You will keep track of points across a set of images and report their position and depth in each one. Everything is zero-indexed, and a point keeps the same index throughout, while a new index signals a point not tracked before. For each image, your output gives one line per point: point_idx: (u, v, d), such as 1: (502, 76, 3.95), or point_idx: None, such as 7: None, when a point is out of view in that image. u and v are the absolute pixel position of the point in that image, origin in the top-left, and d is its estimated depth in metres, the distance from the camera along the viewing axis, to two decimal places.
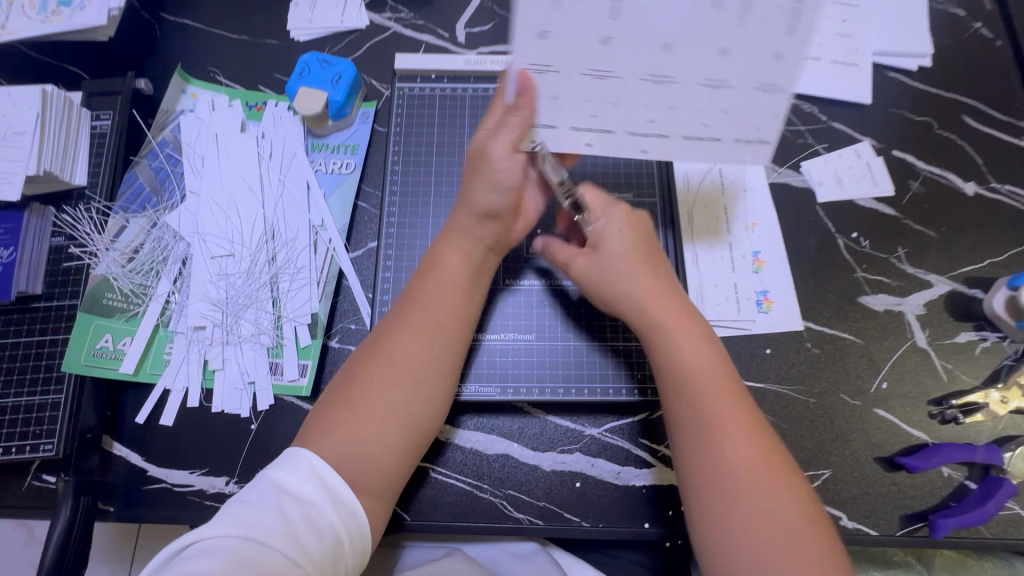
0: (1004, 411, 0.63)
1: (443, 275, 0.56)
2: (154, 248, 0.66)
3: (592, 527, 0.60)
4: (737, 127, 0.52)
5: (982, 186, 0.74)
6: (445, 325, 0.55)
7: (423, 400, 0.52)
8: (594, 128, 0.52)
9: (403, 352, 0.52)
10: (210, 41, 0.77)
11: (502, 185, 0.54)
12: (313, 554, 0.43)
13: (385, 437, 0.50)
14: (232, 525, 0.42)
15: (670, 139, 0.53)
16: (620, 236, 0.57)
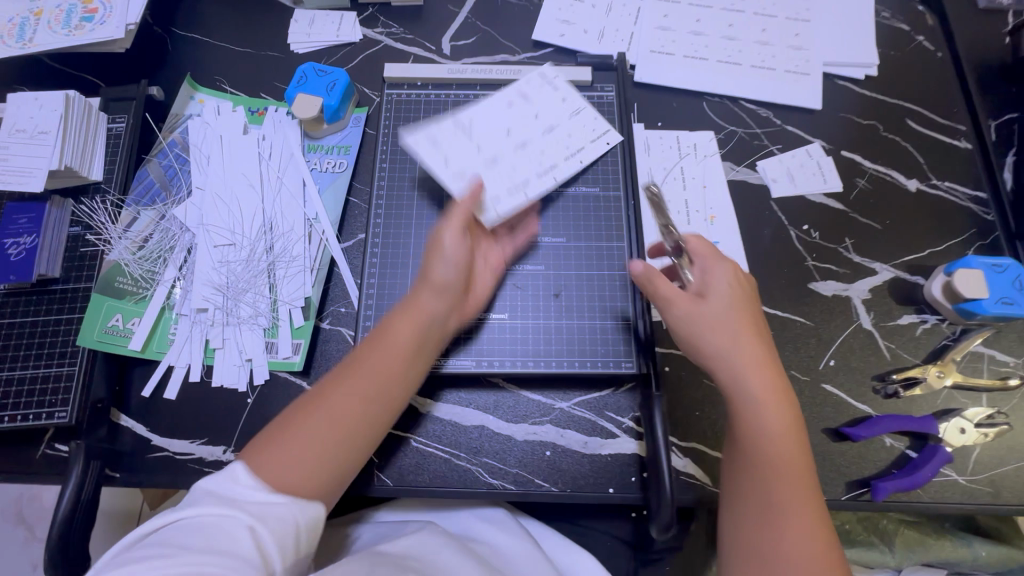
0: (940, 385, 0.68)
1: (395, 344, 0.58)
2: (162, 238, 0.72)
3: (561, 492, 0.65)
4: (582, 131, 0.75)
5: (924, 183, 0.80)
6: (384, 390, 0.57)
7: (351, 451, 0.54)
8: (521, 185, 0.70)
9: (337, 406, 0.54)
10: (217, 52, 0.85)
11: (452, 267, 0.61)
12: (249, 508, 0.47)
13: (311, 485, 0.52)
14: (168, 511, 0.46)
15: (561, 164, 0.73)
16: (727, 294, 0.60)
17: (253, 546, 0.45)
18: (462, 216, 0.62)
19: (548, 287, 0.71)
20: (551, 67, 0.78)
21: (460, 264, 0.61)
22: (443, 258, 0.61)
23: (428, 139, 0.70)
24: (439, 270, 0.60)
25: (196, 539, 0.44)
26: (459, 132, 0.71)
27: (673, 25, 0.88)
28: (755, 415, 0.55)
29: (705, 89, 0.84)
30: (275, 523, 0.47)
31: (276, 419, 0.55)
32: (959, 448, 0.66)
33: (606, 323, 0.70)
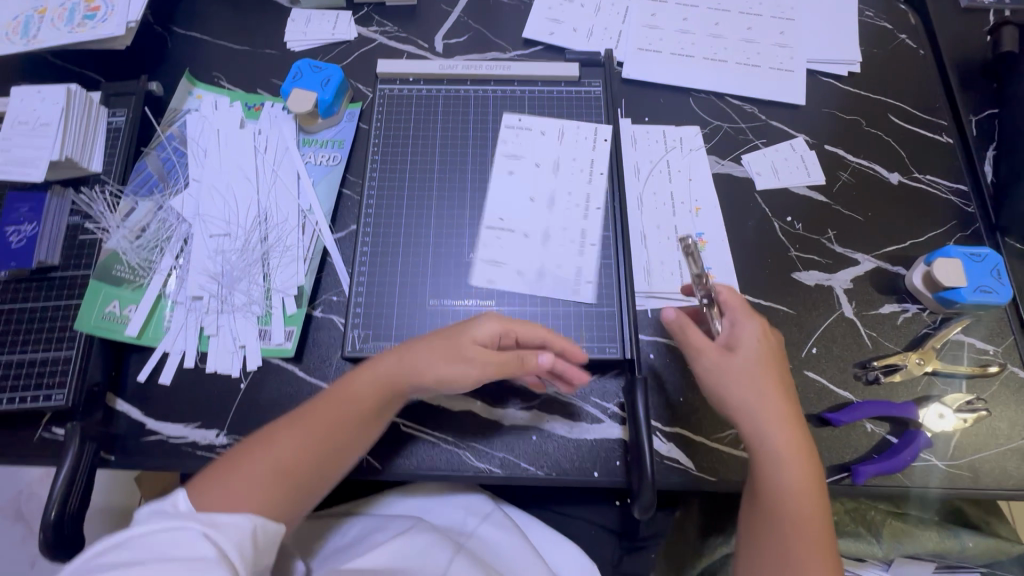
0: (920, 372, 0.70)
1: (351, 403, 0.59)
2: (159, 227, 0.74)
3: (546, 476, 0.66)
4: (575, 144, 0.79)
5: (905, 176, 0.82)
6: (329, 453, 0.58)
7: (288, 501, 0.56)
8: (587, 231, 0.75)
9: (281, 453, 0.56)
10: (216, 50, 0.87)
11: (459, 356, 0.59)
12: (198, 519, 0.48)
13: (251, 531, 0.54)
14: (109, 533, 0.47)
15: (596, 186, 0.77)
16: (753, 347, 0.61)
17: (212, 548, 0.46)
18: (510, 361, 0.59)
19: (536, 275, 0.73)
20: (509, 111, 0.82)
21: (464, 381, 0.59)
22: (436, 351, 0.60)
23: (484, 259, 0.73)
24: (429, 356, 0.60)
25: (146, 548, 0.44)
26: (502, 231, 0.75)
27: (660, 24, 0.90)
28: (772, 466, 0.57)
29: (692, 85, 0.86)
30: (228, 529, 0.49)
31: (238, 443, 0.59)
32: (939, 433, 0.67)
33: (592, 310, 0.71)
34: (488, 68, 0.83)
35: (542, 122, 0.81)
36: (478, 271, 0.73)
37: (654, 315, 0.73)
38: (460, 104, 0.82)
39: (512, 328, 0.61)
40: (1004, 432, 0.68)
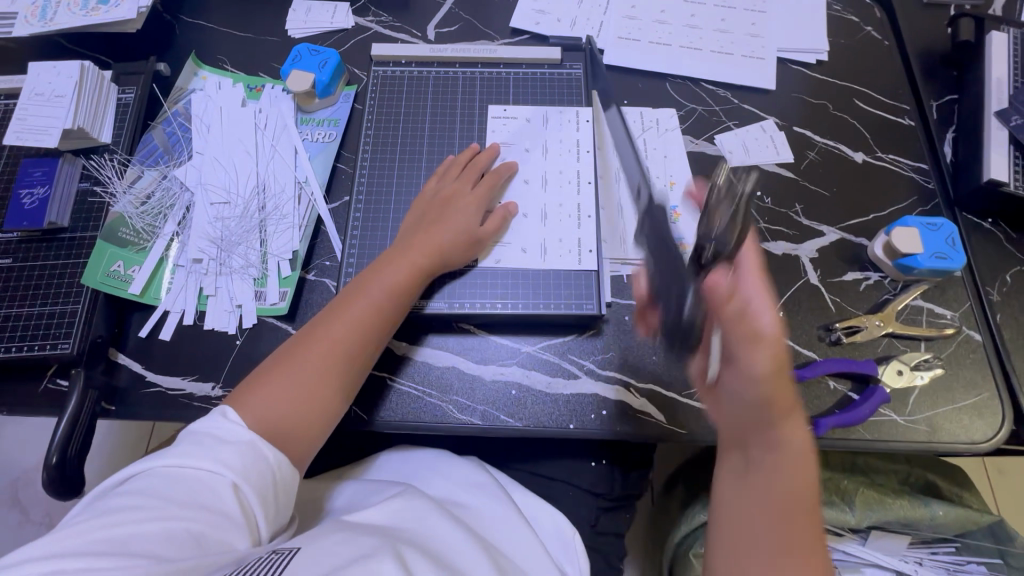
0: (880, 333, 0.73)
1: (365, 288, 0.67)
2: (164, 195, 0.78)
3: (525, 426, 0.70)
4: (562, 128, 0.84)
5: (869, 155, 0.86)
6: (356, 334, 0.65)
7: (327, 383, 0.62)
8: (581, 204, 0.79)
9: (314, 347, 0.63)
10: (221, 36, 0.93)
11: (454, 222, 0.72)
12: (232, 464, 0.52)
13: (305, 419, 0.60)
14: (157, 457, 0.52)
15: (585, 165, 0.81)
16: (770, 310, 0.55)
17: (236, 505, 0.50)
18: (495, 219, 0.75)
19: (518, 241, 0.77)
20: (493, 101, 0.86)
21: (462, 240, 0.72)
22: (452, 226, 0.72)
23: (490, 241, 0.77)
24: (442, 234, 0.71)
25: (179, 490, 0.49)
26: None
27: (640, 15, 0.95)
28: (778, 465, 0.54)
29: (668, 71, 0.91)
30: (255, 480, 0.52)
31: (272, 353, 0.64)
32: (898, 390, 0.71)
33: (571, 274, 0.75)
34: (475, 52, 0.88)
35: (522, 108, 0.85)
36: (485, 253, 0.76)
37: (630, 281, 0.77)
38: (449, 85, 0.87)
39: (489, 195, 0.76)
40: (958, 390, 0.72)
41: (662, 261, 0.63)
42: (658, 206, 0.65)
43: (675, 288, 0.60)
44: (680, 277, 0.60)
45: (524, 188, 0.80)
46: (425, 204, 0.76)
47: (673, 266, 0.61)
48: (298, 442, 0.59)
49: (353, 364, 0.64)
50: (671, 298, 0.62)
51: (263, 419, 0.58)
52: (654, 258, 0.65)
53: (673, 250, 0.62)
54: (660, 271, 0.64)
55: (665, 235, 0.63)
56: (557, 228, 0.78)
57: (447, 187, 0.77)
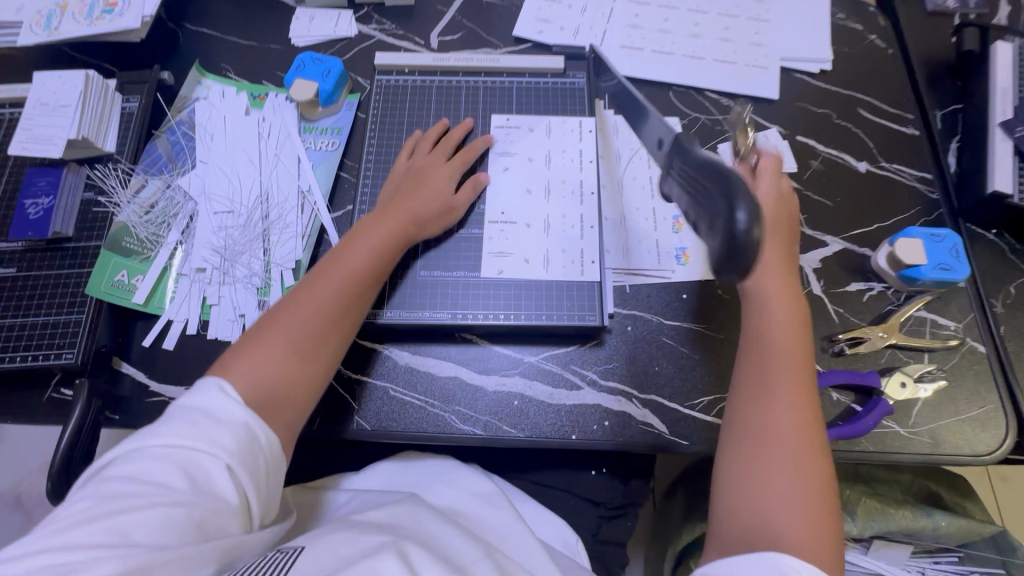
0: (883, 345, 0.73)
1: (350, 250, 0.68)
2: (168, 205, 0.78)
3: (527, 437, 0.70)
4: (566, 136, 0.84)
5: (873, 165, 0.86)
6: (345, 296, 0.65)
7: (321, 344, 0.63)
8: (582, 213, 0.79)
9: (301, 309, 0.63)
10: (225, 45, 0.93)
11: (433, 192, 0.74)
12: (227, 447, 0.51)
13: (298, 381, 0.60)
14: (150, 436, 0.51)
15: (587, 174, 0.81)
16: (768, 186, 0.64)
17: (233, 490, 0.50)
18: (468, 190, 0.77)
19: (521, 251, 0.77)
20: (496, 110, 0.86)
21: (442, 210, 0.75)
22: (428, 195, 0.74)
23: (491, 252, 0.77)
24: (422, 200, 0.73)
25: (176, 473, 0.49)
26: (505, 224, 0.78)
27: (643, 23, 0.95)
28: (762, 317, 0.61)
29: (671, 80, 0.91)
30: (250, 464, 0.52)
31: (256, 321, 0.64)
32: (902, 401, 0.71)
33: (573, 284, 0.75)
34: (478, 61, 0.88)
35: (527, 115, 0.85)
36: (486, 264, 0.76)
37: (632, 291, 0.77)
38: (452, 94, 0.87)
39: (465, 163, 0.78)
40: (962, 402, 0.71)
41: (695, 183, 0.47)
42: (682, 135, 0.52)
43: (716, 200, 0.43)
44: (720, 187, 0.43)
45: (527, 198, 0.80)
46: (401, 176, 0.77)
47: (701, 183, 0.46)
48: (292, 406, 0.60)
49: (340, 328, 0.65)
50: (714, 214, 0.44)
51: (256, 383, 0.58)
52: (685, 183, 0.49)
53: (707, 163, 0.46)
54: (696, 193, 0.47)
55: (700, 157, 0.47)
56: (559, 237, 0.77)
57: (421, 160, 0.78)
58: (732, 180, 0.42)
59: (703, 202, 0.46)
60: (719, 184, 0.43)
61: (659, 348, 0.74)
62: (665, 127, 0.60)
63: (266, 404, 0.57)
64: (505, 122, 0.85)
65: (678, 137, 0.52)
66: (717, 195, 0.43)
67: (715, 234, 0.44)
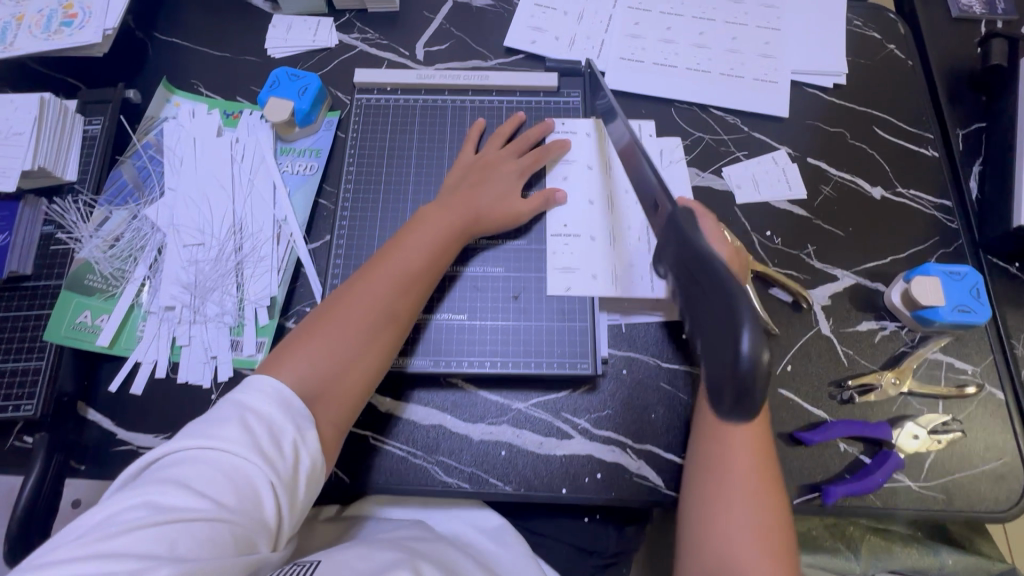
0: (895, 392, 0.69)
1: (406, 248, 0.67)
2: (133, 237, 0.74)
3: (514, 491, 0.66)
4: (580, 144, 0.80)
5: (889, 191, 0.80)
6: (402, 297, 0.65)
7: (372, 346, 0.63)
8: (590, 228, 0.75)
9: (359, 308, 0.63)
10: (196, 56, 0.87)
11: (494, 192, 0.73)
12: (276, 465, 0.52)
13: (350, 381, 0.61)
14: (204, 439, 0.51)
15: (589, 185, 0.77)
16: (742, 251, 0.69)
17: (274, 510, 0.51)
18: (538, 201, 0.74)
19: (586, 267, 0.73)
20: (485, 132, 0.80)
21: (507, 209, 0.72)
22: (491, 191, 0.72)
23: (557, 268, 0.73)
24: (483, 198, 0.71)
25: (222, 484, 0.49)
26: (569, 237, 0.75)
27: (643, 33, 0.89)
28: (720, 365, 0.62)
29: (674, 95, 0.85)
30: (292, 485, 0.53)
31: (315, 312, 0.64)
32: (913, 454, 0.67)
33: (563, 326, 0.71)
34: (464, 78, 0.82)
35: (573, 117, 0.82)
36: (553, 281, 0.72)
37: (628, 331, 0.72)
38: (437, 114, 0.81)
39: (539, 159, 0.76)
40: (977, 454, 0.67)
41: (693, 275, 0.44)
42: (683, 210, 0.49)
43: (715, 307, 0.40)
44: (717, 292, 0.40)
45: (591, 210, 0.76)
46: (465, 169, 0.75)
47: (698, 278, 0.43)
48: (341, 404, 0.60)
49: (394, 323, 0.64)
50: (711, 318, 0.41)
51: (306, 381, 0.59)
52: (682, 271, 0.46)
53: (705, 255, 0.43)
54: (693, 286, 0.44)
55: (700, 246, 0.44)
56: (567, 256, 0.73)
57: (487, 153, 0.76)
58: (730, 287, 0.39)
59: (699, 299, 0.43)
60: (716, 287, 0.40)
61: (657, 395, 0.70)
62: (663, 189, 0.55)
63: (320, 395, 0.59)
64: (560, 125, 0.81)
65: (679, 212, 0.49)
66: (716, 302, 0.39)
67: (712, 340, 0.41)
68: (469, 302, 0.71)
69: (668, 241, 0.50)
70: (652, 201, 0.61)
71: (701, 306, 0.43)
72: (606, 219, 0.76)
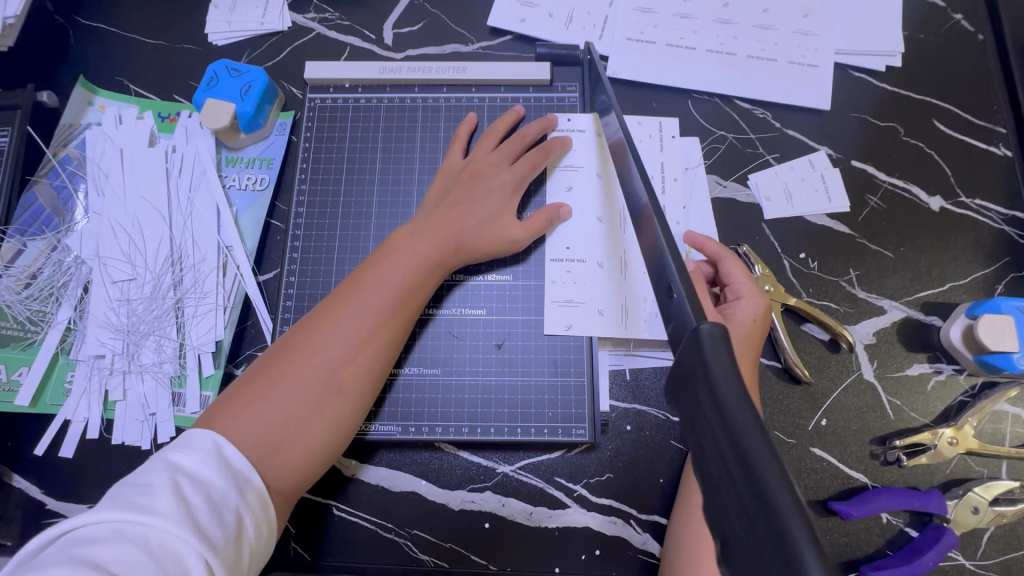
0: (952, 454, 0.58)
1: (387, 271, 0.54)
2: (54, 272, 0.64)
3: (499, 570, 0.57)
4: (584, 145, 0.67)
5: (949, 201, 0.67)
6: (380, 335, 0.52)
7: (342, 395, 0.50)
8: (598, 253, 0.63)
9: (330, 347, 0.50)
10: (126, 46, 0.73)
11: (483, 209, 0.60)
12: (215, 538, 0.39)
13: (313, 439, 0.48)
14: (126, 508, 0.38)
15: (592, 198, 0.65)
16: (751, 294, 0.58)
17: None
18: (538, 222, 0.61)
19: (591, 301, 0.61)
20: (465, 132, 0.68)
21: (500, 232, 0.60)
22: (479, 209, 0.59)
23: (554, 303, 0.61)
24: (471, 216, 0.59)
25: (140, 564, 0.35)
26: (572, 263, 0.63)
27: (657, 6, 0.73)
28: None
29: (693, 85, 0.71)
30: (233, 561, 0.39)
31: (273, 347, 0.51)
32: (971, 530, 0.56)
33: (555, 377, 0.60)
34: (439, 70, 0.69)
35: (572, 111, 0.69)
36: (552, 317, 0.61)
37: (633, 378, 0.61)
38: (406, 116, 0.69)
39: (539, 165, 0.63)
40: None
41: (707, 450, 0.28)
42: (716, 327, 0.31)
43: (747, 546, 0.24)
44: (761, 528, 0.24)
45: (598, 229, 0.64)
46: (450, 178, 0.62)
47: (724, 470, 0.26)
48: (297, 470, 0.47)
49: (367, 372, 0.51)
50: (731, 548, 0.25)
51: (257, 438, 0.45)
52: (689, 422, 0.30)
53: (740, 424, 0.26)
54: (706, 466, 0.28)
55: (743, 413, 0.27)
56: (565, 291, 0.62)
57: (477, 156, 0.63)
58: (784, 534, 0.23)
59: (717, 498, 0.27)
60: (760, 520, 0.24)
61: (668, 457, 0.59)
62: (677, 265, 0.36)
63: (271, 458, 0.46)
64: (563, 121, 0.68)
65: (709, 329, 0.31)
66: (753, 544, 0.24)
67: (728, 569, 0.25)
68: (444, 349, 0.61)
69: (678, 359, 0.33)
70: (650, 254, 0.41)
71: (717, 510, 0.27)
72: (610, 243, 0.64)
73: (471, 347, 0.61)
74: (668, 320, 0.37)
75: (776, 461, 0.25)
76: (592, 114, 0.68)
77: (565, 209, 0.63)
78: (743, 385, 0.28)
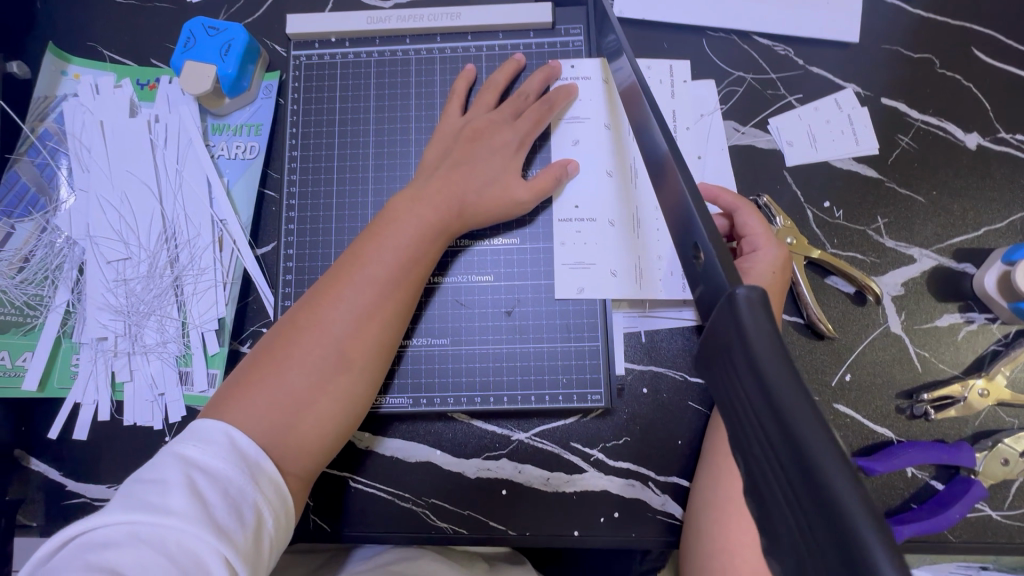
0: (983, 406, 0.56)
1: (388, 240, 0.51)
2: (46, 255, 0.62)
3: (518, 535, 0.57)
4: (591, 94, 0.62)
5: (987, 138, 0.62)
6: (386, 307, 0.50)
7: (352, 371, 0.48)
8: (608, 210, 0.60)
9: (334, 322, 0.48)
10: (94, 8, 0.68)
11: (485, 170, 0.56)
12: (232, 532, 0.38)
13: (326, 419, 0.47)
14: (139, 509, 0.37)
15: (602, 150, 0.61)
16: (766, 246, 0.55)
17: None
18: (545, 181, 0.57)
19: (604, 261, 0.59)
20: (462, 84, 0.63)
21: (504, 196, 0.56)
22: (481, 170, 0.56)
23: (565, 265, 0.59)
24: (473, 178, 0.55)
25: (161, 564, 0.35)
26: (583, 222, 0.60)
27: None
28: None
29: (707, 22, 0.65)
30: (254, 550, 0.39)
31: (278, 327, 0.49)
32: (998, 480, 0.55)
33: (569, 343, 0.58)
34: (431, 18, 0.64)
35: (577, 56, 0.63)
36: (563, 281, 0.58)
37: (649, 340, 0.59)
38: (399, 70, 0.64)
39: (543, 121, 0.59)
40: None
41: (748, 426, 0.26)
42: (754, 292, 0.28)
43: (798, 540, 0.23)
44: (819, 525, 0.22)
45: (608, 184, 0.60)
46: (449, 136, 0.58)
47: (771, 456, 0.25)
48: (312, 450, 0.46)
49: (375, 348, 0.49)
50: (778, 529, 0.24)
51: (269, 423, 0.44)
52: (727, 395, 0.28)
53: (790, 406, 0.24)
54: (747, 446, 0.26)
55: (794, 393, 0.24)
56: (576, 253, 0.59)
57: (476, 112, 0.59)
58: (850, 537, 0.21)
59: (759, 477, 0.26)
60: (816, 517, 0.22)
61: (687, 419, 0.58)
62: (706, 223, 0.33)
63: (286, 442, 0.45)
64: (568, 69, 0.63)
65: (748, 295, 0.28)
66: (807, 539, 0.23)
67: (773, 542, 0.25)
68: (452, 318, 0.59)
69: (712, 325, 0.30)
70: (671, 212, 0.38)
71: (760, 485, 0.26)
72: (620, 198, 0.60)
73: (481, 316, 0.59)
74: (696, 284, 0.35)
75: (830, 443, 0.23)
76: (598, 59, 0.63)
77: (574, 164, 0.59)
78: (792, 362, 0.25)
